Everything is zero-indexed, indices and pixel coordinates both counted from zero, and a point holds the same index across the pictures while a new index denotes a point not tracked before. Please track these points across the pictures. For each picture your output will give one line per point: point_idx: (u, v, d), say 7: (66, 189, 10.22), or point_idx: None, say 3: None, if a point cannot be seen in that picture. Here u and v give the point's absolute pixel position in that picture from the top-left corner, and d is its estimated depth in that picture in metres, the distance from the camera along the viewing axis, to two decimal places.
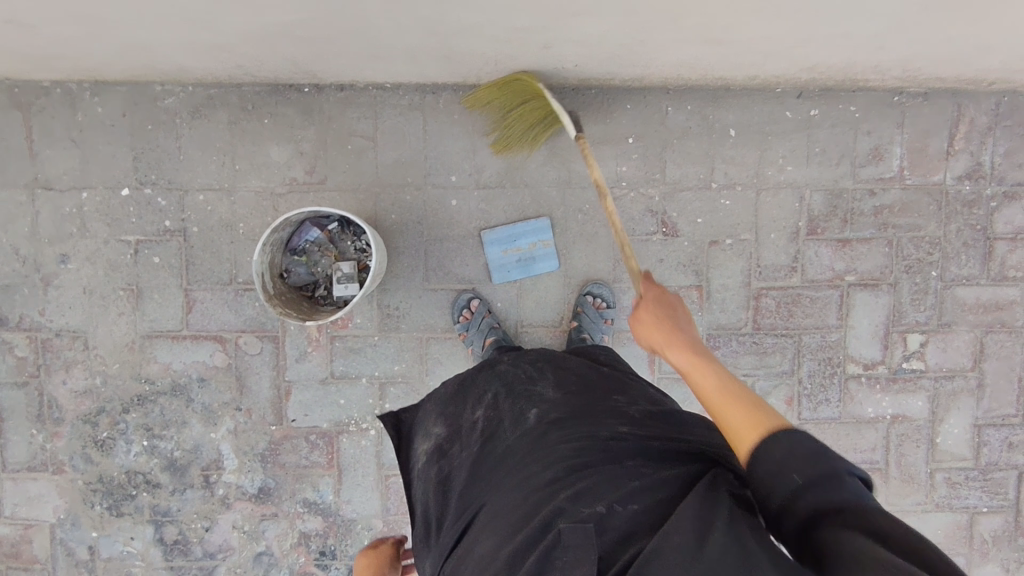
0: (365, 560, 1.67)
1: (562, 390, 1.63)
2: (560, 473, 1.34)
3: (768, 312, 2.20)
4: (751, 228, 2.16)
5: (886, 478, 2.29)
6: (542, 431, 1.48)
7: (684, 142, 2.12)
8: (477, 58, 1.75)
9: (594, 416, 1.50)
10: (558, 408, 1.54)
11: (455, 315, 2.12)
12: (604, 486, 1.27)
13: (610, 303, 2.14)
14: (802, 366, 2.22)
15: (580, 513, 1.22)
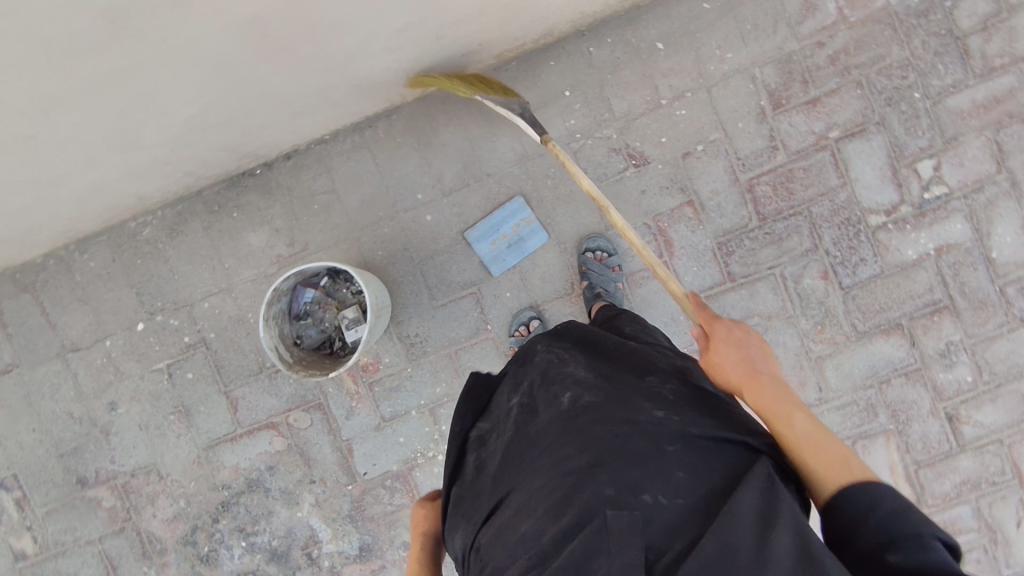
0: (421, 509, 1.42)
1: (595, 370, 1.35)
2: (601, 457, 1.13)
3: (767, 199, 2.14)
4: (716, 127, 2.12)
5: (957, 312, 2.15)
6: (579, 413, 1.23)
7: (618, 74, 2.11)
8: (385, 78, 1.80)
9: (633, 401, 1.24)
10: (595, 391, 1.28)
11: (513, 329, 2.14)
12: (651, 468, 1.10)
13: (611, 252, 2.12)
14: (823, 236, 2.14)
15: (627, 504, 1.05)
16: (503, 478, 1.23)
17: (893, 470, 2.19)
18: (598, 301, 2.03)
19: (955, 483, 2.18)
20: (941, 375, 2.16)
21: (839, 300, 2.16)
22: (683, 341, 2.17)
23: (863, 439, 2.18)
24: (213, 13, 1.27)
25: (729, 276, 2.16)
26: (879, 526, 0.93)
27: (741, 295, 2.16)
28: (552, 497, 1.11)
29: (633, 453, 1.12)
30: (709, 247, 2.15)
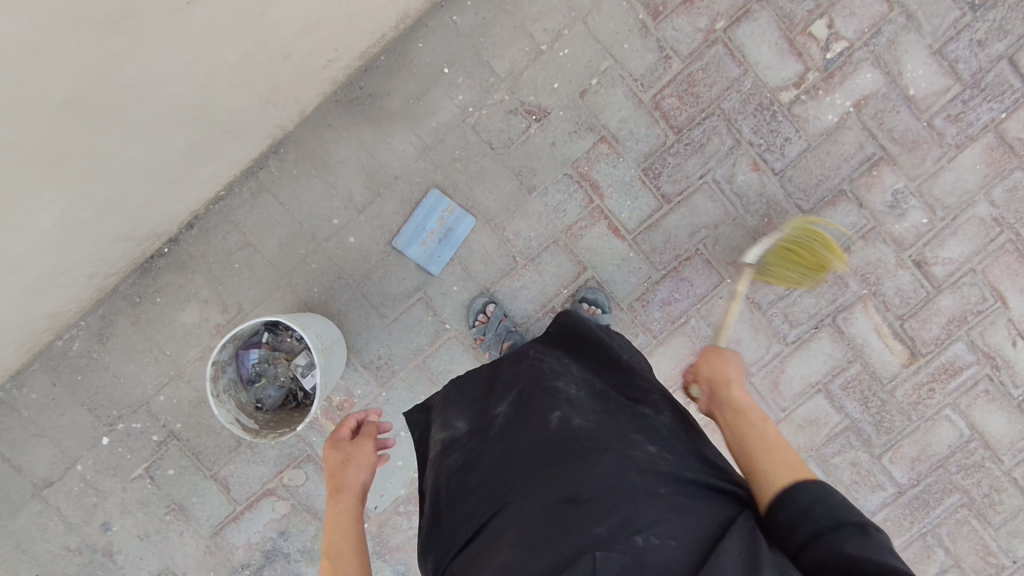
0: (334, 459, 1.45)
1: (587, 393, 1.38)
2: (595, 494, 1.11)
3: (676, 110, 2.08)
4: (604, 56, 2.05)
5: (893, 160, 2.12)
6: (570, 439, 1.23)
7: (490, 34, 2.03)
8: (249, 115, 1.71)
9: (626, 430, 1.25)
10: (587, 417, 1.29)
11: (471, 321, 2.09)
12: (643, 506, 1.07)
13: (605, 307, 2.06)
14: (742, 129, 2.09)
15: (616, 541, 1.01)
16: (489, 499, 1.22)
17: (881, 333, 2.17)
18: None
19: (943, 325, 2.17)
20: (899, 227, 2.14)
21: (777, 186, 2.11)
22: (640, 276, 2.12)
23: (842, 312, 2.16)
24: (24, 96, 1.23)
25: (664, 198, 2.10)
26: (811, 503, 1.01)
27: (683, 213, 2.11)
28: (542, 526, 1.09)
29: (625, 487, 1.11)
30: (635, 176, 2.09)
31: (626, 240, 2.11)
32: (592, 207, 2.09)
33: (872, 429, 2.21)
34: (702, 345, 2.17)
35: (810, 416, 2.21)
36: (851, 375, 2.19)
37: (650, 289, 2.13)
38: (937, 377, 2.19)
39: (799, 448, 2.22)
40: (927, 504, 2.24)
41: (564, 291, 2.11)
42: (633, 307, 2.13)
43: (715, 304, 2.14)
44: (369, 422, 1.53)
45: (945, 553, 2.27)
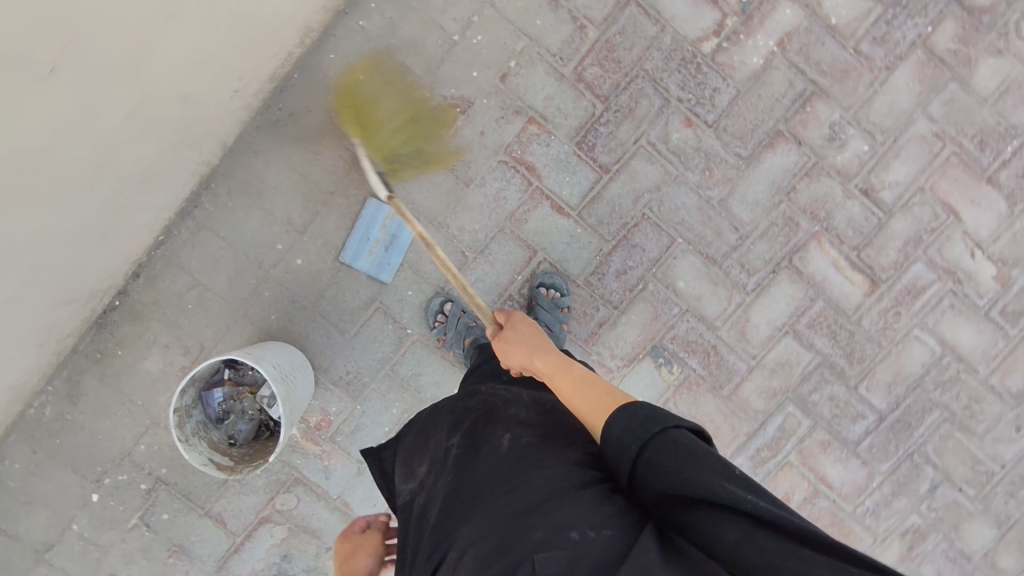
0: (345, 548, 1.48)
1: (536, 409, 1.48)
2: (537, 500, 1.21)
3: (600, 78, 2.05)
4: (518, 35, 2.01)
5: (826, 92, 2.09)
6: (517, 451, 1.34)
7: (399, 32, 1.99)
8: (160, 159, 1.69)
9: (570, 438, 1.37)
10: (535, 430, 1.40)
11: (431, 321, 2.11)
12: (579, 506, 1.18)
13: (563, 290, 2.09)
14: (669, 86, 2.06)
15: (555, 542, 1.12)
16: (451, 516, 1.30)
17: (839, 267, 2.17)
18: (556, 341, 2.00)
19: (900, 248, 2.17)
20: (840, 158, 2.12)
21: (712, 138, 2.10)
22: (591, 251, 2.13)
23: (798, 253, 2.16)
24: None
25: (602, 169, 2.08)
26: (633, 436, 1.13)
27: (623, 181, 2.09)
28: (495, 536, 1.19)
29: (566, 489, 1.22)
30: (570, 151, 2.08)
31: (573, 216, 2.10)
32: (532, 189, 2.09)
33: (846, 362, 2.22)
34: (664, 308, 2.17)
35: (783, 359, 2.21)
36: (816, 313, 2.20)
37: (603, 261, 2.14)
38: (902, 300, 2.20)
39: (776, 392, 2.22)
40: (909, 425, 2.27)
41: (519, 277, 2.12)
42: (588, 282, 2.14)
43: (670, 266, 2.15)
44: (379, 517, 1.55)
45: (934, 469, 2.30)
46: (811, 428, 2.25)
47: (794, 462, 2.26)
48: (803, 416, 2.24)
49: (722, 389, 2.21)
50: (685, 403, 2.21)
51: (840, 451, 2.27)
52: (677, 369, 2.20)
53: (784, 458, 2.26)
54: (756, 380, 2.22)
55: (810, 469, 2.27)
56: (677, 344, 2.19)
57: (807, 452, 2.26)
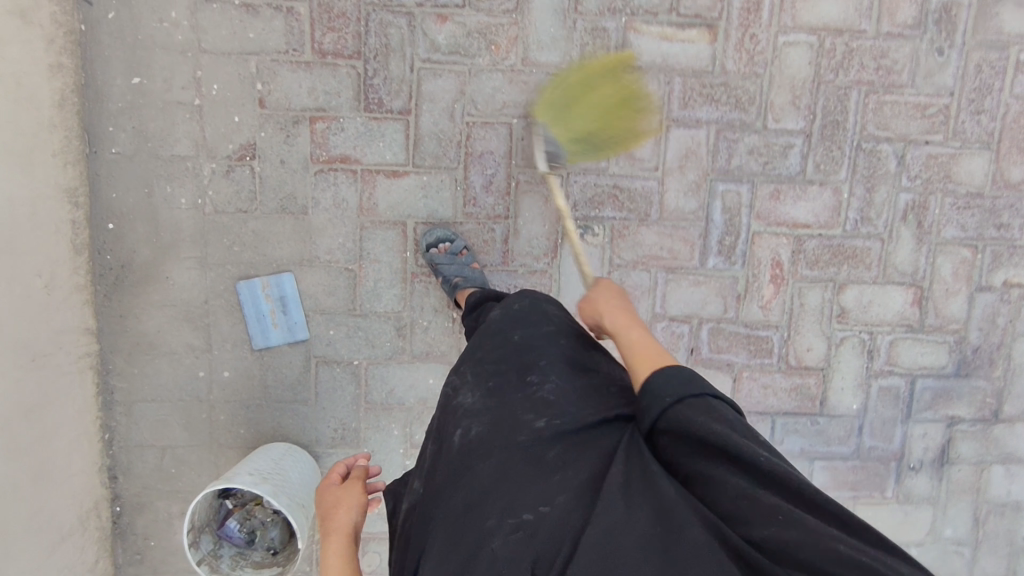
0: (331, 496, 1.50)
1: (483, 391, 1.34)
2: (485, 491, 1.17)
3: (339, 40, 1.96)
4: (244, 59, 1.95)
5: None
6: (471, 446, 1.25)
7: (150, 132, 1.96)
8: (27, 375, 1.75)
9: (517, 415, 1.27)
10: (483, 420, 1.29)
11: None
12: (533, 485, 1.16)
13: (451, 239, 2.04)
14: (402, 0, 1.95)
15: (505, 526, 1.12)
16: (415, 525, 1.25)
17: (669, 37, 2.04)
18: (462, 288, 1.94)
19: None
20: None
21: (473, 15, 1.99)
22: (449, 187, 2.06)
23: (624, 52, 2.03)
24: None
25: (401, 114, 2.01)
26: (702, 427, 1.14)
27: (427, 108, 2.01)
28: (447, 536, 1.15)
29: (513, 473, 1.18)
30: (365, 121, 2.01)
31: (407, 170, 2.04)
32: (359, 174, 2.03)
33: (739, 111, 2.09)
34: (549, 186, 2.08)
35: (683, 151, 2.10)
36: (680, 91, 2.06)
37: (465, 187, 2.06)
38: (747, 21, 2.05)
39: (699, 183, 2.12)
40: (838, 121, 2.12)
41: (407, 254, 2.08)
42: (468, 214, 2.08)
43: (525, 147, 2.06)
44: (355, 467, 1.58)
45: (890, 143, 2.14)
46: (752, 190, 2.13)
47: (759, 230, 2.15)
48: (737, 186, 2.12)
49: (650, 216, 2.12)
50: (628, 250, 2.13)
51: (793, 190, 2.14)
52: (598, 229, 2.11)
53: (748, 233, 2.15)
54: (673, 186, 2.11)
55: (778, 224, 2.16)
56: (583, 206, 2.10)
57: (764, 213, 2.15)
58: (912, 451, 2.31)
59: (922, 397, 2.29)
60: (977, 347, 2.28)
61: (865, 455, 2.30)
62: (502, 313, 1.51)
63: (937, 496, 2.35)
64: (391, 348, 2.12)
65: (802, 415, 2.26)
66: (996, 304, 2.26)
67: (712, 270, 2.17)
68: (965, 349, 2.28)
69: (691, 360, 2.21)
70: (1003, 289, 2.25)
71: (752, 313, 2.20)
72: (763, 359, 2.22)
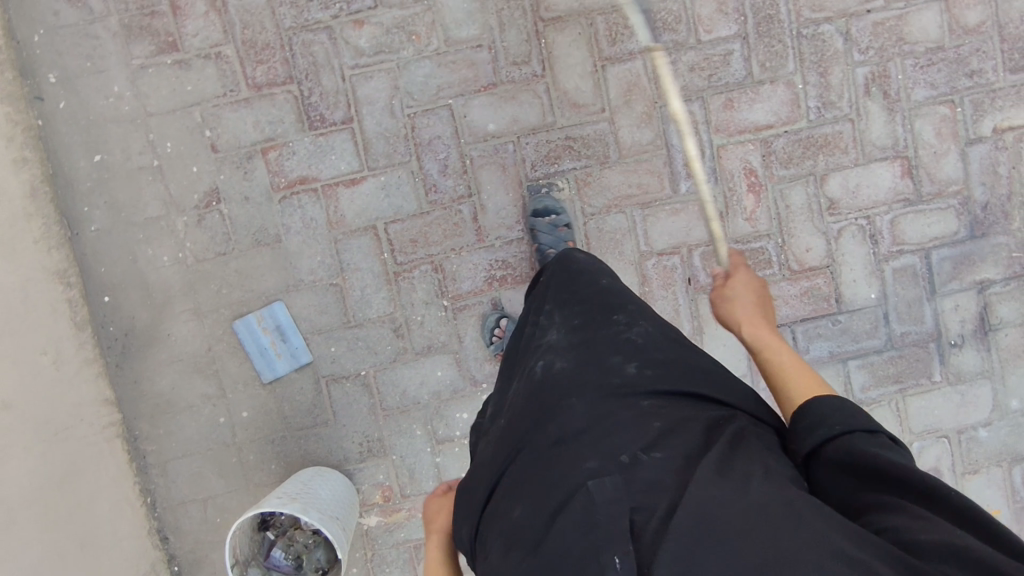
0: (434, 505, 1.55)
1: (568, 328, 1.44)
2: (580, 431, 1.24)
3: (270, 70, 2.05)
4: (188, 113, 2.05)
5: None
6: (559, 382, 1.34)
7: (120, 203, 2.07)
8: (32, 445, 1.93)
9: (603, 358, 1.36)
10: (567, 356, 1.38)
11: (489, 338, 2.12)
12: (627, 430, 1.22)
13: (560, 212, 2.05)
14: (317, 18, 2.04)
15: (605, 473, 1.16)
16: (502, 453, 1.32)
17: None
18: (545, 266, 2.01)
19: None
20: None
21: (387, 12, 2.05)
22: (408, 181, 2.10)
23: (540, 8, 2.06)
24: None
25: (344, 123, 2.07)
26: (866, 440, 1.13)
27: (367, 111, 2.07)
28: (542, 475, 1.22)
29: (606, 415, 1.26)
30: (313, 139, 2.07)
31: (364, 175, 2.09)
32: (320, 190, 2.09)
33: (668, 33, 2.09)
34: (503, 155, 2.10)
35: (625, 86, 2.10)
36: (604, 29, 2.08)
37: (423, 177, 2.10)
38: None
39: (649, 113, 2.11)
40: (769, 15, 2.09)
41: (385, 255, 2.12)
42: (432, 202, 2.10)
43: (469, 123, 2.08)
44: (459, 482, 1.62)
45: (830, 23, 2.10)
46: (703, 105, 2.11)
47: (723, 143, 2.12)
48: (687, 105, 2.11)
49: (609, 158, 2.11)
50: (597, 196, 2.12)
51: (745, 95, 2.11)
52: (562, 183, 2.11)
53: (712, 148, 2.12)
54: (624, 123, 2.11)
55: (739, 132, 2.12)
56: (542, 165, 2.11)
57: (722, 125, 2.12)
58: (949, 327, 2.19)
59: (942, 270, 2.18)
60: (986, 203, 2.16)
61: (899, 344, 2.20)
62: (588, 257, 1.62)
63: (992, 369, 2.21)
64: (393, 350, 2.14)
65: (820, 317, 2.19)
66: (993, 155, 2.15)
67: (687, 194, 2.13)
68: (974, 208, 2.16)
69: (691, 291, 2.16)
70: (995, 137, 2.15)
71: (739, 227, 2.15)
72: (764, 271, 2.16)
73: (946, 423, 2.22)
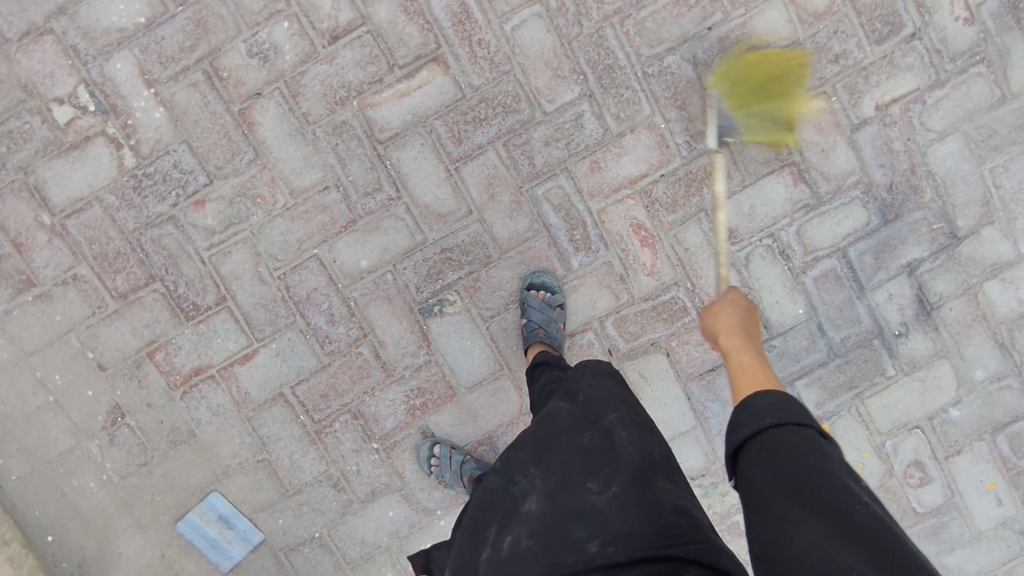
0: None
1: (545, 493, 1.35)
2: None
3: (129, 276, 1.98)
4: (66, 341, 2.01)
5: (215, 45, 1.91)
6: (523, 564, 1.26)
7: (32, 445, 2.05)
8: None
9: (567, 536, 1.27)
10: (533, 530, 1.30)
11: (427, 466, 2.06)
12: None
13: (553, 289, 2.00)
14: (157, 211, 1.96)
15: None
16: None
17: (405, 92, 1.95)
18: (534, 345, 1.94)
19: (409, 21, 1.92)
20: (287, 56, 1.92)
21: (224, 184, 1.95)
22: (300, 340, 2.04)
23: (373, 130, 1.95)
24: None
25: (218, 304, 2.01)
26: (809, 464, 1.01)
27: (236, 286, 2.00)
28: None
29: None
30: (194, 329, 2.02)
31: (255, 348, 2.04)
32: (218, 375, 2.04)
33: (512, 115, 1.97)
34: (384, 286, 2.03)
35: (484, 181, 1.99)
36: (445, 131, 1.97)
37: (313, 332, 2.04)
38: (466, 31, 1.94)
39: (517, 200, 2.01)
40: (609, 64, 1.97)
41: (301, 417, 2.07)
42: (330, 352, 2.05)
43: (341, 266, 2.01)
44: None
45: (673, 53, 1.97)
46: (570, 175, 2.01)
47: (602, 207, 2.02)
48: (554, 180, 2.00)
49: (491, 256, 2.03)
50: (491, 298, 2.04)
51: (609, 152, 2.00)
52: (452, 296, 2.04)
53: (592, 215, 2.03)
54: (495, 218, 2.01)
55: (615, 190, 2.02)
56: (426, 285, 2.03)
57: (595, 189, 2.02)
58: (888, 319, 2.11)
59: (864, 264, 2.08)
60: (890, 184, 2.04)
61: (842, 349, 2.12)
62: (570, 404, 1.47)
63: (944, 348, 2.12)
64: (339, 505, 2.11)
65: None
66: (883, 133, 2.02)
67: (581, 268, 2.05)
68: (879, 193, 2.04)
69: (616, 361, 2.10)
70: (880, 114, 2.02)
71: (643, 284, 2.06)
72: (683, 319, 2.07)
73: (913, 413, 2.15)
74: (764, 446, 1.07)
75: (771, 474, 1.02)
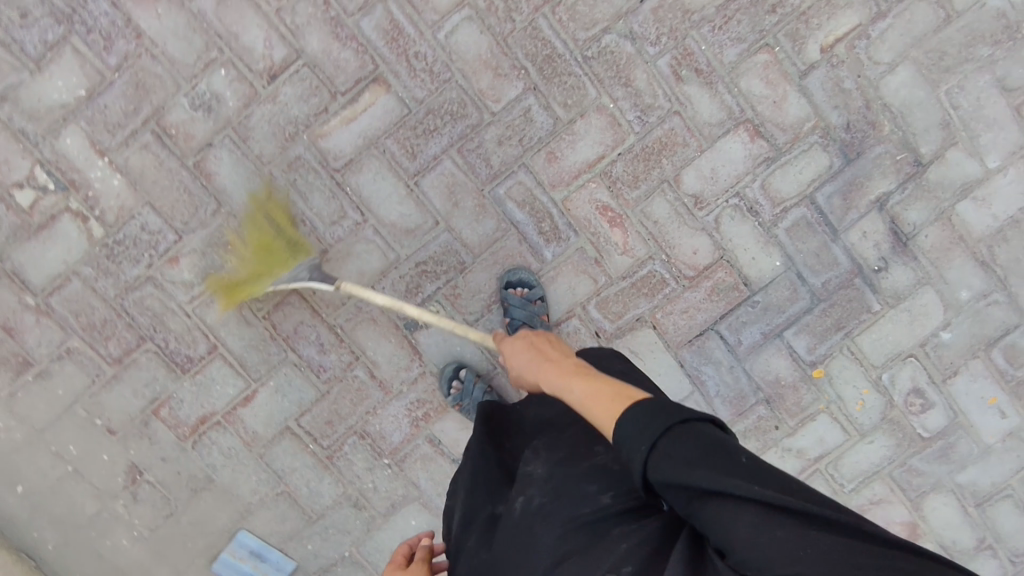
0: None
1: (551, 458, 1.32)
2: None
3: (120, 341, 2.04)
4: (72, 413, 2.07)
5: (160, 105, 1.94)
6: (537, 526, 1.22)
7: (60, 515, 2.12)
8: None
9: (578, 488, 1.24)
10: (544, 489, 1.27)
11: (446, 387, 2.05)
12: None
13: (530, 283, 2.03)
14: (134, 275, 2.00)
15: None
16: None
17: (353, 117, 1.97)
18: None
19: (343, 47, 1.94)
20: (230, 103, 1.94)
21: (193, 237, 1.99)
22: (296, 373, 2.09)
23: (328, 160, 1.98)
24: None
25: (210, 353, 2.06)
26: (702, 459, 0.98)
27: (224, 333, 2.05)
28: None
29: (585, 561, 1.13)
30: (192, 381, 2.07)
31: (253, 389, 2.09)
32: (223, 420, 2.10)
33: (461, 121, 1.99)
34: (366, 308, 2.06)
35: (446, 190, 2.01)
36: (398, 148, 1.99)
37: (307, 364, 2.08)
38: (401, 48, 1.95)
39: (481, 203, 2.03)
40: (548, 55, 1.97)
41: (311, 446, 2.13)
42: (326, 380, 2.09)
43: (322, 296, 2.04)
44: None
45: (610, 33, 1.97)
46: (528, 170, 2.02)
47: (565, 196, 2.04)
48: (514, 178, 2.02)
49: (465, 262, 2.05)
50: (471, 302, 2.07)
51: (563, 141, 2.01)
52: (434, 307, 2.07)
53: (557, 206, 2.04)
54: (462, 224, 2.03)
55: (575, 177, 2.03)
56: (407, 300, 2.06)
57: (556, 179, 2.03)
58: (866, 256, 2.10)
59: (834, 206, 2.08)
60: (847, 124, 2.04)
61: (825, 294, 2.12)
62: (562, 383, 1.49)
63: (926, 275, 2.11)
64: (363, 522, 2.18)
65: (737, 307, 2.12)
66: (832, 74, 2.02)
67: (555, 258, 2.07)
68: (837, 135, 2.04)
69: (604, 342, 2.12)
70: (827, 56, 2.01)
71: (619, 263, 2.08)
72: (663, 291, 2.10)
73: (904, 343, 2.15)
74: (660, 460, 1.01)
75: (677, 486, 0.99)
